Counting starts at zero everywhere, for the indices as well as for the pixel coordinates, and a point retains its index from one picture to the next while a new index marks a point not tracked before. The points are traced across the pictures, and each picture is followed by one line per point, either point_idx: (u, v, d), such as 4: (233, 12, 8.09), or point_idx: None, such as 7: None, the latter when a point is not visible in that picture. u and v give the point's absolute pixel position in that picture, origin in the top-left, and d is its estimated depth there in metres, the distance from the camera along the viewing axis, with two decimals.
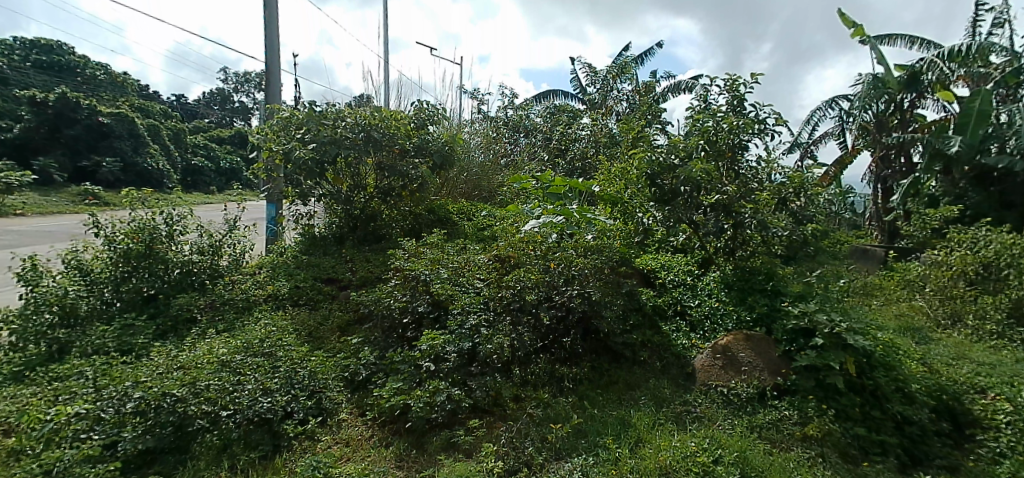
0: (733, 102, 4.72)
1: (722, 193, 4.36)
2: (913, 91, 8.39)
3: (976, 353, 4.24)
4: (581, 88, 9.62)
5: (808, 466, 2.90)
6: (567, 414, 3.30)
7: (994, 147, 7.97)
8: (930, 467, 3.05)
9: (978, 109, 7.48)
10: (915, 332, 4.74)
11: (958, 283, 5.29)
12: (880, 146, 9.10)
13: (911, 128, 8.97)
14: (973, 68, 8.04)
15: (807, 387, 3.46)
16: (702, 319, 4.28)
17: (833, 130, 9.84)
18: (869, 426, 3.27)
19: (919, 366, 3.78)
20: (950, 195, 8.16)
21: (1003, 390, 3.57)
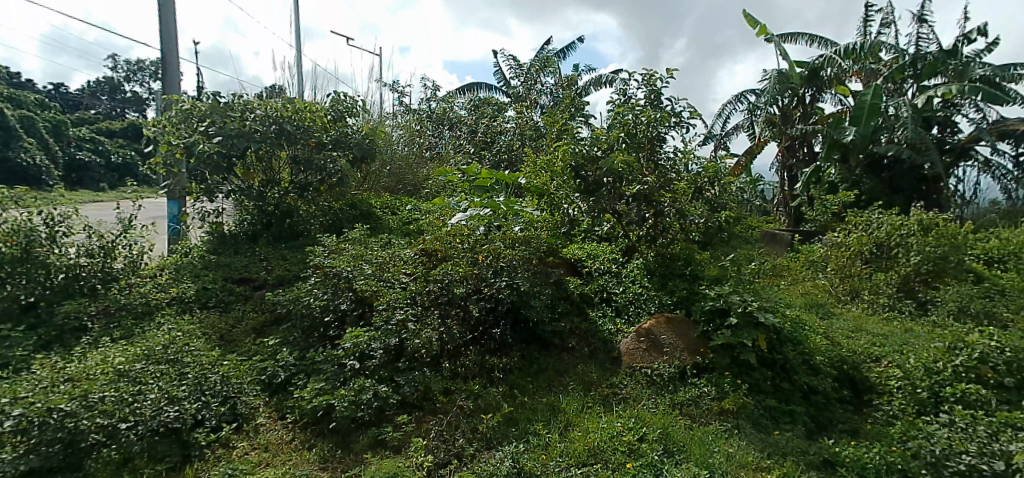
0: (650, 96, 4.90)
1: (643, 183, 4.47)
2: (813, 86, 9.11)
3: (871, 325, 4.64)
4: (505, 82, 9.61)
5: (724, 437, 3.08)
6: (498, 403, 3.32)
7: (884, 137, 8.70)
8: (833, 430, 3.31)
9: (870, 103, 8.07)
10: (819, 308, 5.14)
11: (856, 262, 5.76)
12: (785, 137, 9.67)
13: (812, 120, 9.65)
14: (866, 64, 8.73)
15: (723, 364, 3.66)
16: (627, 304, 4.43)
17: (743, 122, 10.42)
18: (779, 397, 3.52)
19: (822, 340, 4.08)
20: (847, 182, 8.85)
21: (894, 357, 3.91)
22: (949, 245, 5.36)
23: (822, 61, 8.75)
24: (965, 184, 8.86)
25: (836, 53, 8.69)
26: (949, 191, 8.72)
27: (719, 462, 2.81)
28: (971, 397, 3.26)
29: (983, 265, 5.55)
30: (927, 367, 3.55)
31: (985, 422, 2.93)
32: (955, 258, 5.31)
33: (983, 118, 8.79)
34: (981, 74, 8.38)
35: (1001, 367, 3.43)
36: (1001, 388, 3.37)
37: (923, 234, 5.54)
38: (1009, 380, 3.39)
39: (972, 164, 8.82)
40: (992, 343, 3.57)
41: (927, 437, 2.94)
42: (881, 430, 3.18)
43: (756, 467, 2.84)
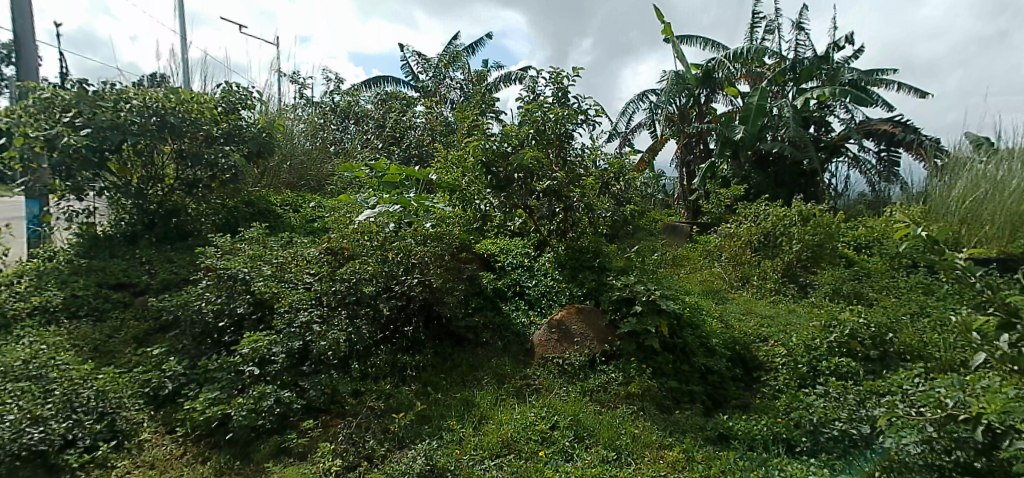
0: (558, 93, 5.00)
1: (553, 179, 4.54)
2: (706, 86, 9.69)
3: (760, 308, 5.05)
4: (412, 76, 9.47)
5: (631, 419, 3.23)
6: (411, 401, 3.28)
7: (768, 135, 9.45)
8: (727, 407, 3.56)
9: (756, 104, 8.75)
10: (714, 294, 5.52)
11: (747, 251, 6.23)
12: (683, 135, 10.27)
13: (707, 118, 10.29)
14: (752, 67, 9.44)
15: (629, 351, 3.83)
16: (540, 296, 4.52)
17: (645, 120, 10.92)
18: (680, 378, 3.73)
19: (718, 323, 4.38)
20: (738, 176, 9.53)
21: (779, 336, 4.26)
22: (825, 234, 5.92)
23: (714, 64, 9.38)
24: (838, 178, 9.83)
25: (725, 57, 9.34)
26: (826, 185, 9.62)
27: (625, 443, 2.94)
28: (842, 368, 3.57)
29: (852, 250, 6.20)
30: (807, 344, 3.86)
31: (853, 392, 3.15)
32: (830, 245, 5.89)
33: (851, 119, 9.79)
34: (849, 78, 9.32)
35: (868, 341, 3.77)
36: (867, 360, 3.72)
37: (803, 223, 6.07)
38: (873, 352, 3.74)
39: (844, 160, 9.78)
40: (860, 320, 3.92)
41: (807, 406, 3.17)
42: (769, 403, 3.43)
43: (659, 445, 3.00)
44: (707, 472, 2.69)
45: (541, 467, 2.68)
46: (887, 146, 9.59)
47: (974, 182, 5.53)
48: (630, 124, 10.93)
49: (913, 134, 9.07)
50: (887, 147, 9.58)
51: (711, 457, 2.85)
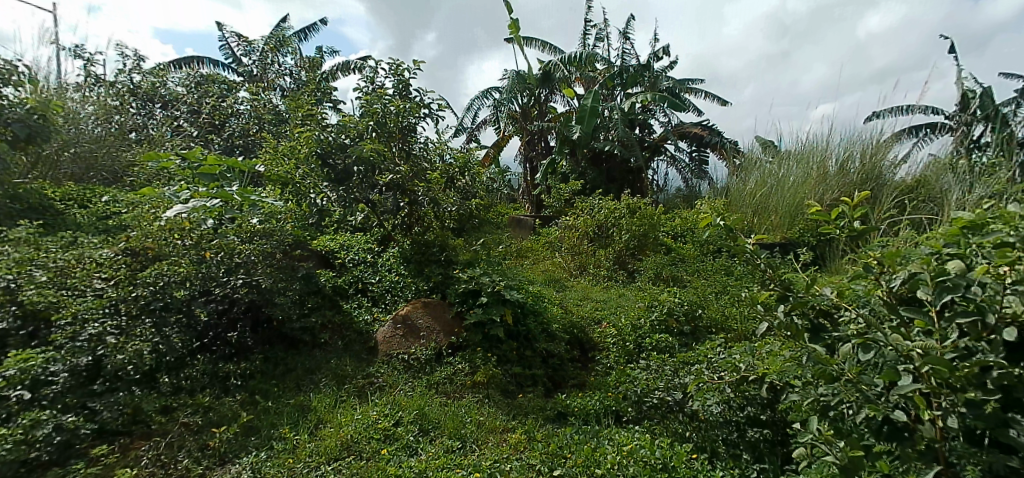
0: (398, 86, 4.71)
1: (395, 173, 4.38)
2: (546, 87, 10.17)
3: (597, 294, 5.27)
4: (235, 59, 8.65)
5: (476, 407, 3.14)
6: (235, 413, 2.97)
7: (601, 135, 10.16)
8: (566, 386, 3.62)
9: (590, 106, 9.36)
10: (555, 282, 5.80)
11: (584, 242, 6.68)
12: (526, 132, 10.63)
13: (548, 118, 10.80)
14: (586, 72, 10.09)
15: (475, 341, 3.78)
16: (383, 293, 4.38)
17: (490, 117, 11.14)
18: (523, 364, 3.73)
19: (558, 309, 4.38)
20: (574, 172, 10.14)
21: (610, 318, 4.28)
22: (649, 224, 6.47)
23: (551, 66, 9.85)
24: (658, 175, 10.81)
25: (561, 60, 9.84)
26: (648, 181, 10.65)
27: (470, 431, 2.87)
28: (661, 343, 3.63)
29: (671, 239, 6.65)
30: (633, 324, 3.86)
31: (669, 362, 3.18)
32: (653, 234, 6.44)
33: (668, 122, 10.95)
34: (667, 86, 10.39)
35: (682, 317, 3.87)
36: (682, 335, 3.82)
37: (631, 216, 6.62)
38: (686, 327, 3.83)
39: (662, 159, 10.85)
40: (676, 299, 4.01)
41: (633, 380, 3.13)
42: (602, 380, 3.42)
43: (503, 430, 2.95)
44: (546, 450, 2.67)
45: (383, 466, 2.56)
46: (696, 146, 10.90)
47: (762, 179, 6.47)
48: (476, 120, 11.10)
49: (717, 138, 10.40)
50: (698, 147, 10.88)
51: (549, 434, 2.86)
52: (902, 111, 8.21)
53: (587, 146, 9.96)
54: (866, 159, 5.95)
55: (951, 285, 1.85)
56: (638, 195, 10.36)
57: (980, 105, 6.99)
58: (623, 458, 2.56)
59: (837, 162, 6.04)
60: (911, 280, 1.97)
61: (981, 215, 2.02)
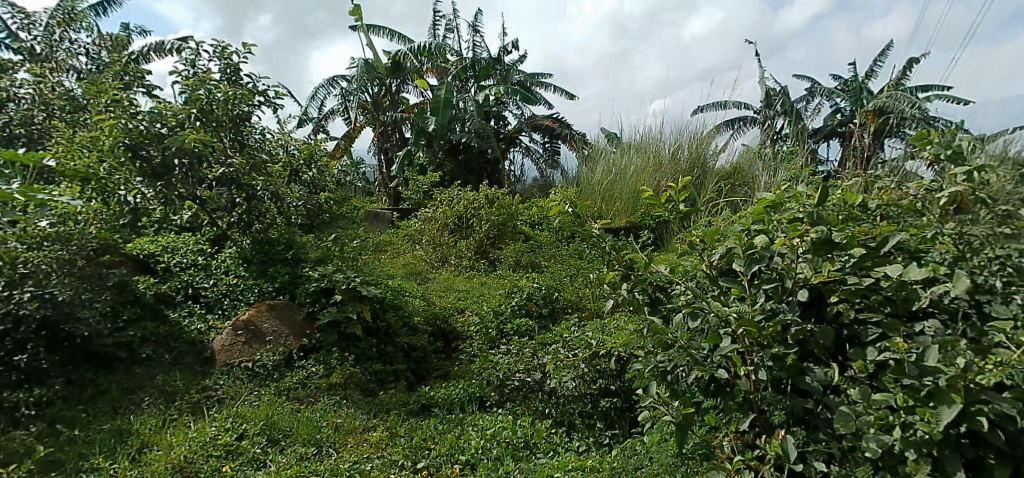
0: (226, 71, 4.32)
1: (228, 165, 3.99)
2: (398, 77, 9.87)
3: (459, 284, 5.27)
4: (12, 34, 7.31)
5: (332, 410, 2.99)
6: (29, 447, 2.52)
7: (457, 126, 10.21)
8: (430, 378, 3.58)
9: (444, 97, 9.31)
10: (416, 275, 5.72)
11: (443, 233, 6.66)
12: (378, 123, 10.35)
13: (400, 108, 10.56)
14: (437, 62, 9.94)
15: (330, 341, 3.58)
16: (220, 297, 3.94)
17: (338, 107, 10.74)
18: (384, 360, 3.64)
19: (419, 302, 4.32)
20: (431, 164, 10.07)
21: (472, 306, 4.31)
22: (507, 214, 6.62)
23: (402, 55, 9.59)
24: (515, 166, 11.26)
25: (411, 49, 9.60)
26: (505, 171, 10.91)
27: (326, 436, 2.73)
28: (522, 327, 3.75)
29: (529, 227, 6.80)
30: (495, 310, 3.98)
31: (528, 345, 3.30)
32: (511, 223, 6.59)
33: (522, 114, 11.29)
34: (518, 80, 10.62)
35: (541, 301, 4.03)
36: (541, 317, 3.97)
37: (490, 206, 6.71)
38: (545, 309, 4.01)
39: (518, 150, 11.24)
40: (535, 284, 4.17)
41: (495, 365, 3.23)
42: (465, 367, 3.44)
43: (363, 430, 2.85)
44: (409, 444, 2.64)
45: None
46: (549, 138, 11.41)
47: (608, 168, 6.95)
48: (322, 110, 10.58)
49: (568, 129, 10.95)
50: (551, 139, 11.38)
51: (412, 428, 2.82)
52: (722, 108, 9.27)
53: (443, 137, 9.92)
54: (693, 150, 6.61)
55: (758, 256, 2.13)
56: (497, 186, 10.56)
57: (780, 102, 8.11)
58: (486, 442, 2.62)
59: (669, 152, 6.66)
60: (727, 253, 2.28)
61: (779, 196, 2.32)
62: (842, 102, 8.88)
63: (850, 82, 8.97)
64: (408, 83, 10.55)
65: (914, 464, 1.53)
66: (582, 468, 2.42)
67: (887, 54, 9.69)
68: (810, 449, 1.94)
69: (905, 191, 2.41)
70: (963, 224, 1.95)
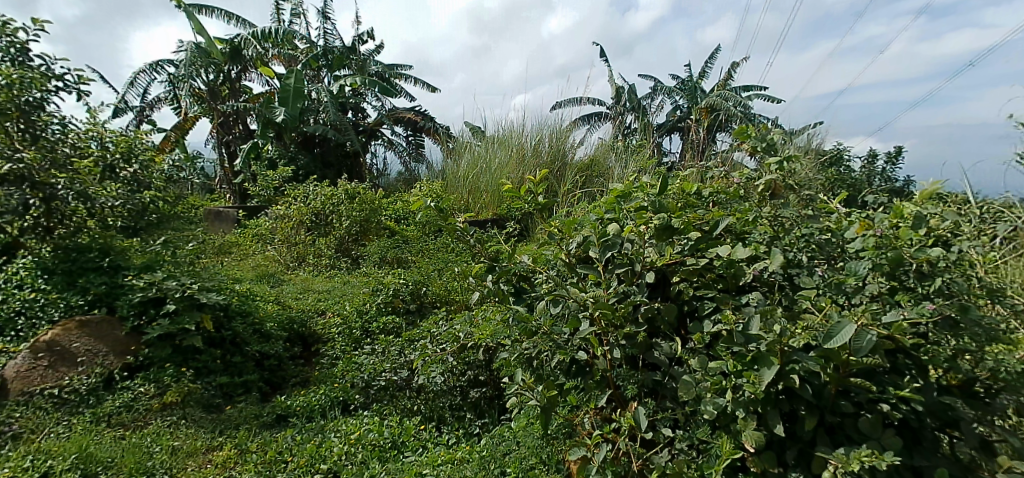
0: (9, 49, 3.68)
1: (17, 161, 3.41)
2: (237, 64, 9.25)
3: (317, 284, 5.00)
4: None
5: (167, 432, 2.67)
6: None
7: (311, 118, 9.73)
8: (287, 387, 3.36)
9: (294, 86, 8.75)
10: (269, 278, 5.34)
11: (299, 231, 6.30)
12: (217, 113, 9.51)
13: (242, 97, 9.80)
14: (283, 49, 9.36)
15: (163, 356, 3.22)
16: (12, 316, 3.31)
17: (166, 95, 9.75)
18: (231, 372, 3.34)
19: (272, 306, 4.02)
20: (284, 159, 9.44)
21: (334, 307, 4.11)
22: (369, 209, 6.36)
23: (240, 41, 9.04)
24: (377, 159, 10.93)
25: (252, 34, 9.03)
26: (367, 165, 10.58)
27: (160, 462, 2.43)
28: (389, 325, 3.64)
29: (394, 222, 6.59)
30: (358, 309, 3.83)
31: (395, 342, 3.21)
32: (375, 219, 6.36)
33: (382, 107, 10.99)
34: (375, 71, 10.26)
35: (408, 297, 3.94)
36: (408, 313, 3.90)
37: (350, 201, 6.41)
38: (412, 305, 3.94)
39: (380, 143, 10.93)
40: (401, 281, 4.06)
41: (359, 367, 3.12)
42: (327, 371, 3.28)
43: (206, 450, 2.59)
44: (262, 460, 2.46)
45: None
46: (412, 131, 11.22)
47: (472, 161, 7.03)
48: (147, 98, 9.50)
49: (431, 123, 10.85)
50: (414, 132, 11.21)
51: (266, 442, 2.63)
52: (577, 103, 9.74)
53: (294, 129, 9.33)
54: (552, 143, 6.84)
55: (611, 243, 2.26)
56: (358, 180, 10.21)
57: (628, 98, 8.74)
58: (350, 447, 2.52)
59: (531, 145, 6.87)
60: (584, 241, 2.39)
61: (628, 186, 2.46)
62: (681, 100, 9.75)
63: (687, 81, 9.91)
64: (250, 70, 9.80)
65: (743, 421, 1.67)
66: (452, 461, 2.42)
67: (716, 57, 10.79)
68: (659, 417, 2.09)
69: (732, 179, 2.66)
70: (777, 208, 2.24)
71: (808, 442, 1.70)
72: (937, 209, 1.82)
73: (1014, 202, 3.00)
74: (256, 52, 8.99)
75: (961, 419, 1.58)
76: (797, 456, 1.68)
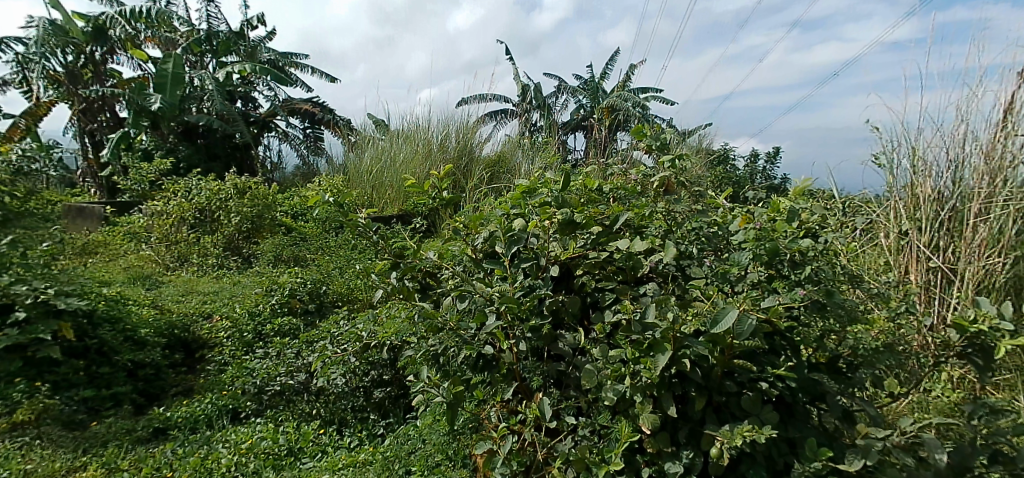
0: None
1: None
2: (102, 45, 8.54)
3: (202, 286, 4.62)
4: None
5: (18, 454, 2.35)
6: None
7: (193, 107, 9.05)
8: (166, 398, 3.08)
9: (171, 72, 8.03)
10: (144, 280, 4.87)
11: (180, 229, 5.80)
12: (77, 99, 8.64)
13: (109, 82, 8.97)
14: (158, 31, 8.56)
15: (12, 371, 2.84)
16: None
17: (14, 77, 8.66)
18: (99, 385, 3.01)
19: (149, 310, 3.67)
20: (161, 150, 8.60)
21: (221, 309, 3.82)
22: (262, 205, 5.95)
23: (105, 19, 8.33)
24: (271, 151, 10.29)
25: (118, 13, 8.39)
26: (260, 158, 9.98)
27: None
28: (284, 326, 3.44)
29: (291, 218, 6.16)
30: (250, 311, 3.59)
31: (291, 344, 3.04)
32: (269, 215, 5.96)
33: (275, 96, 10.40)
34: (266, 58, 9.61)
35: (306, 296, 3.75)
36: (306, 314, 3.71)
37: (240, 197, 6.01)
38: (311, 305, 3.75)
39: (274, 135, 10.34)
40: (298, 279, 3.84)
41: (251, 372, 2.93)
42: (214, 379, 3.04)
43: (66, 472, 2.29)
44: None
45: None
46: (311, 123, 10.69)
47: (375, 156, 6.84)
48: None
49: (331, 115, 10.42)
50: (312, 124, 10.71)
51: (140, 458, 2.39)
52: (482, 100, 9.75)
53: (174, 118, 8.58)
54: (459, 139, 6.80)
55: (516, 237, 2.27)
56: (248, 174, 9.62)
57: (534, 96, 8.89)
58: (240, 458, 2.35)
59: (437, 140, 6.79)
60: (490, 236, 2.38)
61: (533, 182, 2.48)
62: (584, 100, 10.05)
63: (589, 81, 10.25)
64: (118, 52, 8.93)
65: (640, 405, 1.74)
66: (353, 464, 2.34)
67: (616, 59, 11.24)
68: (563, 406, 2.12)
69: (630, 176, 2.76)
70: (670, 203, 2.35)
71: (698, 422, 1.80)
72: (808, 204, 2.00)
73: (871, 198, 3.37)
74: (123, 31, 8.38)
75: (827, 393, 1.73)
76: (688, 435, 1.78)
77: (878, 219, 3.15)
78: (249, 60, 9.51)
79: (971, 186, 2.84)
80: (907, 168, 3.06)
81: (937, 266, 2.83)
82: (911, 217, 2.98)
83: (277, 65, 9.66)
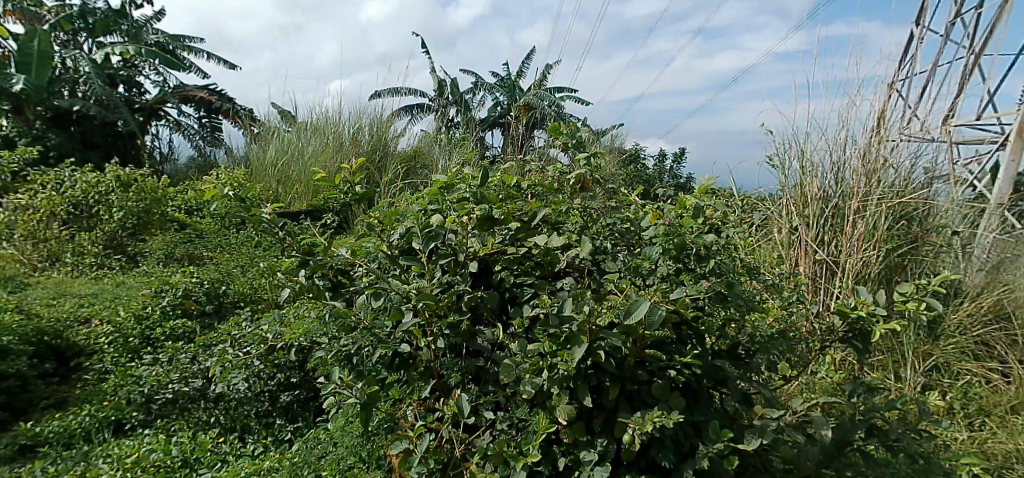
0: None
1: None
2: None
3: (79, 287, 4.18)
4: None
5: None
6: None
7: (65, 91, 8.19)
8: (34, 412, 2.75)
9: (38, 49, 7.19)
10: (6, 282, 4.32)
11: (51, 224, 5.19)
12: None
13: None
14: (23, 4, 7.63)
15: None
16: None
17: None
18: None
19: (11, 316, 3.26)
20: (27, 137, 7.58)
21: (103, 313, 3.46)
22: (150, 199, 5.51)
23: None
24: (160, 141, 9.60)
25: None
26: (147, 148, 9.27)
27: None
28: (177, 330, 3.19)
29: (184, 214, 5.69)
30: (136, 314, 3.28)
31: (186, 349, 2.82)
32: (158, 210, 5.52)
33: (164, 82, 9.64)
34: (153, 40, 8.86)
35: (202, 297, 3.50)
36: (203, 316, 3.46)
37: (123, 190, 5.49)
38: (209, 306, 3.51)
39: (164, 124, 9.58)
40: (193, 279, 3.59)
41: (138, 380, 2.68)
42: (94, 389, 2.75)
43: None
44: None
45: None
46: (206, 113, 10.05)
47: (282, 148, 6.52)
48: None
49: (229, 104, 9.80)
50: (208, 113, 10.03)
51: None
52: (397, 93, 9.55)
53: (43, 102, 7.68)
54: (372, 132, 6.61)
55: (434, 233, 2.18)
56: (134, 165, 8.88)
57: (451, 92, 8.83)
58: (125, 473, 2.14)
59: (349, 133, 6.56)
60: (407, 232, 2.31)
61: (451, 178, 2.44)
62: (501, 97, 10.13)
63: (507, 79, 10.33)
64: None
65: (557, 397, 1.77)
66: (257, 473, 2.22)
67: (532, 58, 11.41)
68: (481, 401, 2.11)
69: (547, 173, 2.79)
70: (585, 200, 2.39)
71: (611, 410, 1.86)
72: (711, 201, 2.12)
73: (765, 196, 3.63)
74: None
75: (729, 378, 1.84)
76: (602, 424, 1.83)
77: (772, 215, 3.41)
78: (133, 41, 8.73)
79: (851, 186, 3.14)
80: (797, 169, 3.33)
81: (823, 259, 3.11)
82: (801, 214, 3.26)
83: (166, 48, 8.95)
